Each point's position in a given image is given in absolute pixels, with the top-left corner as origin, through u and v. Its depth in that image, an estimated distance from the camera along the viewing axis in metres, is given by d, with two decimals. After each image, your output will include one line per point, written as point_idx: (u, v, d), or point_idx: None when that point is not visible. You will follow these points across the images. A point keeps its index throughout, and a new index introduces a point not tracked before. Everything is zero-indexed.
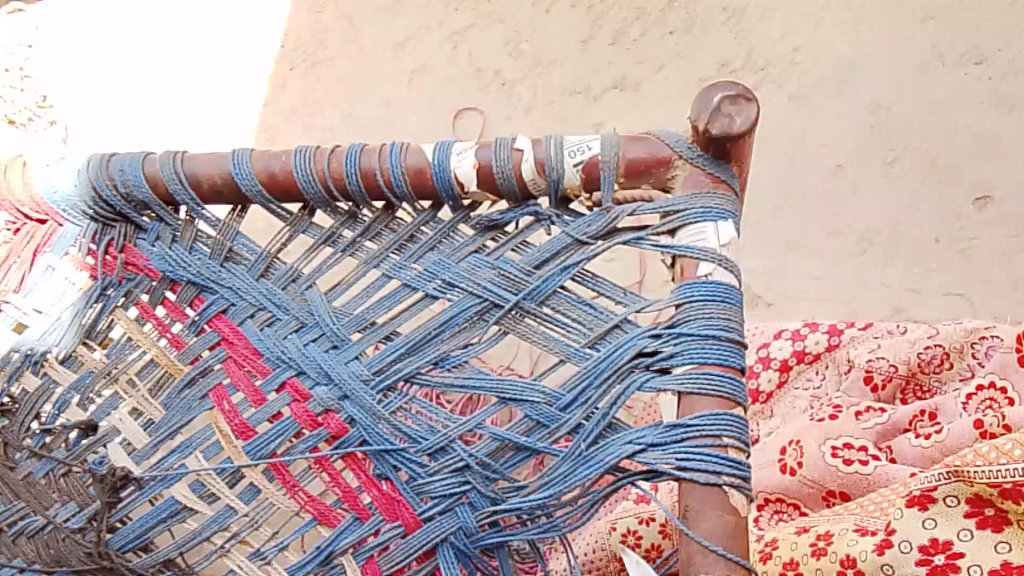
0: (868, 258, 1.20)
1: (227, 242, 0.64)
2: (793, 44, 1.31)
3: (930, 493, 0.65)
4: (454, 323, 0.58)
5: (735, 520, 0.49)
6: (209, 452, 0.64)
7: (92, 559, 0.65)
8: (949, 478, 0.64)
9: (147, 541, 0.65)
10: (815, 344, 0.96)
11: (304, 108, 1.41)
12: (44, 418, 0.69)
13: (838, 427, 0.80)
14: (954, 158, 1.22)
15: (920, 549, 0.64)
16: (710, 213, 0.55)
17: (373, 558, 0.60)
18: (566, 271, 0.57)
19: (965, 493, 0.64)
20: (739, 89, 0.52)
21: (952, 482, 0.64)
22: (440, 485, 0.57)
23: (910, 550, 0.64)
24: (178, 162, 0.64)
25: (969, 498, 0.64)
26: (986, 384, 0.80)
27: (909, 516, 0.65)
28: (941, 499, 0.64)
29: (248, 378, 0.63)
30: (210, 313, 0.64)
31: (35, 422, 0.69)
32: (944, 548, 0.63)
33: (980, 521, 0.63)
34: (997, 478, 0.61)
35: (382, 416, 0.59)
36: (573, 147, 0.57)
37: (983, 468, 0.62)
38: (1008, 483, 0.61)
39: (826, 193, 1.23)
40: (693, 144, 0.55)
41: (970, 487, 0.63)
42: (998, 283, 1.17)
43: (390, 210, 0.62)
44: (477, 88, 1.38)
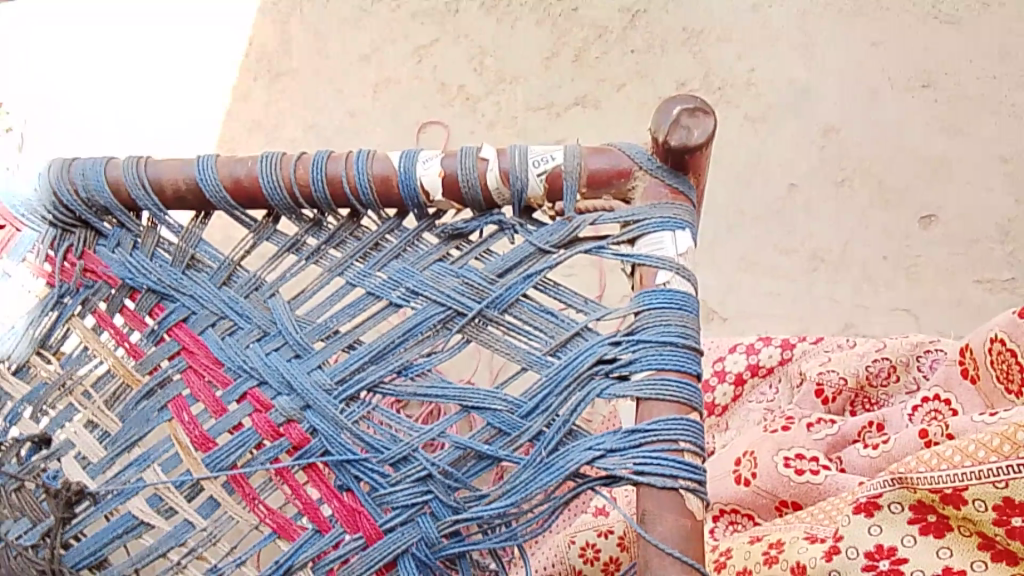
0: (820, 275, 1.24)
1: (189, 250, 0.64)
2: (749, 66, 1.34)
3: (875, 500, 0.66)
4: (417, 331, 0.59)
5: (692, 523, 0.51)
6: (168, 465, 0.63)
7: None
8: (892, 485, 0.65)
9: (102, 558, 0.64)
10: (768, 357, 0.98)
11: (267, 120, 1.41)
12: None
13: (792, 438, 0.83)
14: (901, 179, 1.27)
15: (866, 555, 0.64)
16: (668, 223, 0.56)
17: (333, 571, 0.59)
18: (528, 279, 0.58)
19: (909, 500, 0.64)
20: (697, 102, 0.54)
21: (895, 489, 0.65)
22: (403, 495, 0.57)
23: (856, 556, 0.65)
24: (142, 166, 0.63)
25: (911, 505, 0.64)
26: (931, 396, 0.83)
27: (855, 523, 0.66)
28: (886, 506, 0.65)
29: (208, 388, 0.63)
30: (170, 321, 0.64)
31: None
32: (888, 554, 0.63)
33: (923, 527, 0.63)
34: (938, 483, 0.62)
35: (344, 425, 0.59)
36: (537, 158, 0.58)
37: (925, 474, 0.63)
38: (949, 489, 0.61)
39: (780, 211, 1.27)
40: (653, 155, 0.57)
41: (913, 494, 0.64)
42: (944, 300, 1.21)
43: (355, 217, 0.62)
44: (441, 102, 1.39)
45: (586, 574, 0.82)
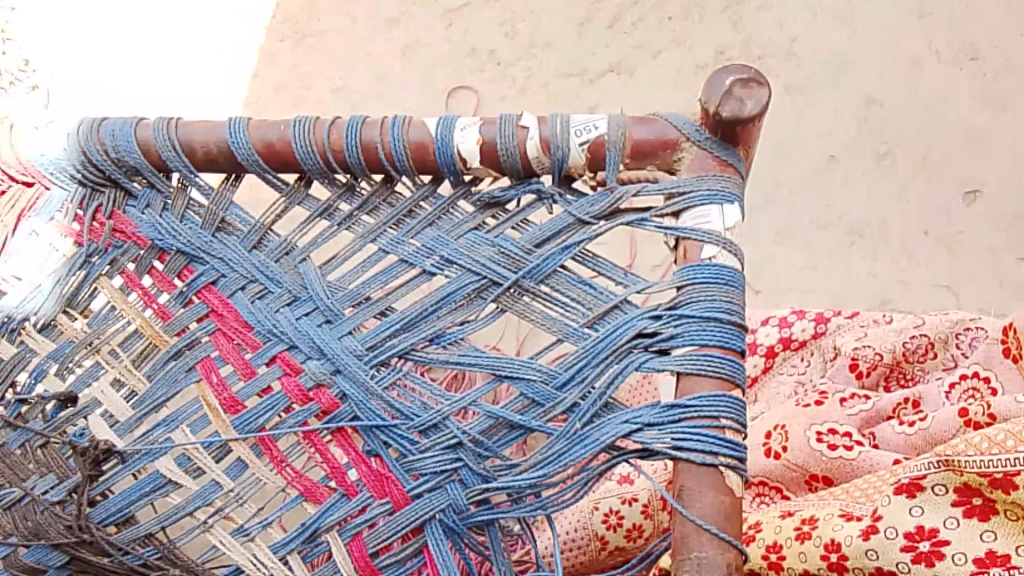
0: (857, 250, 1.21)
1: (220, 212, 0.63)
2: (790, 34, 1.31)
3: (919, 481, 0.62)
4: (451, 300, 0.58)
5: (730, 501, 0.50)
6: (197, 426, 0.63)
7: (72, 532, 0.63)
8: (938, 467, 0.62)
9: (130, 515, 0.63)
10: (801, 331, 0.97)
11: (295, 82, 1.40)
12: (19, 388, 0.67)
13: (824, 413, 0.81)
14: (944, 154, 1.23)
15: (905, 536, 0.61)
16: (715, 196, 0.54)
17: (360, 535, 0.58)
18: (566, 250, 0.56)
19: (954, 482, 0.61)
20: (751, 73, 0.52)
21: (941, 471, 0.61)
22: (431, 462, 0.57)
23: (895, 537, 0.61)
24: (172, 127, 0.63)
25: (956, 487, 0.61)
26: (970, 373, 0.81)
27: (896, 503, 0.62)
28: (929, 487, 0.62)
29: (238, 351, 0.62)
30: (200, 284, 0.63)
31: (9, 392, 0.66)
32: (929, 535, 0.60)
33: (967, 510, 0.61)
34: (987, 468, 0.59)
35: (375, 391, 0.58)
36: (579, 127, 0.56)
37: (973, 458, 0.60)
38: (999, 473, 0.59)
39: (816, 184, 1.24)
40: (700, 126, 0.54)
41: (959, 477, 0.61)
42: (985, 279, 1.18)
43: (390, 183, 0.61)
44: (471, 67, 1.37)
45: (609, 540, 0.82)
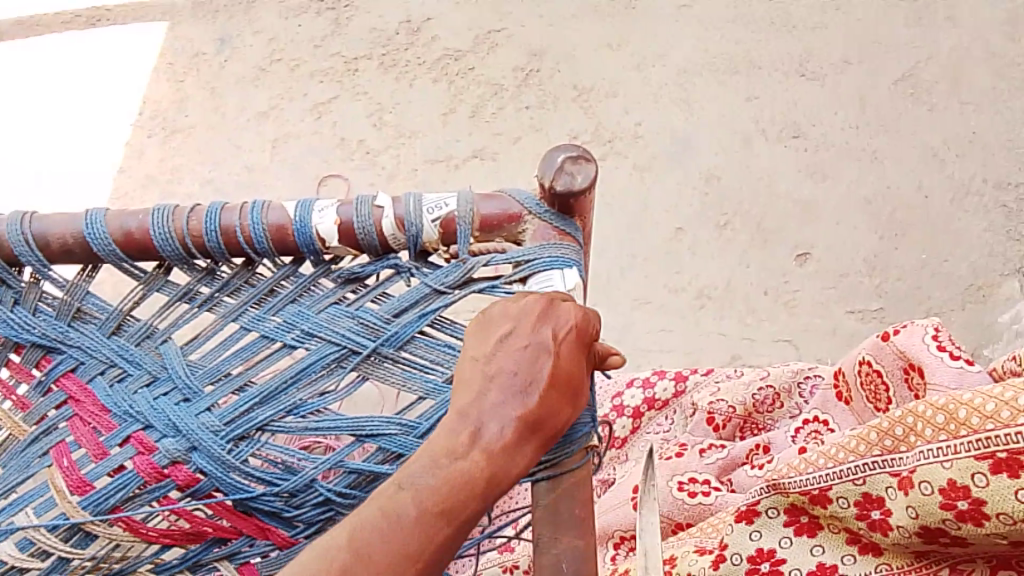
0: (707, 311, 1.30)
1: (76, 302, 0.64)
2: (635, 119, 1.42)
3: (754, 507, 0.70)
4: (311, 370, 0.60)
5: (585, 545, 0.51)
6: (40, 508, 0.61)
7: None
8: (769, 491, 0.69)
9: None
10: (663, 391, 1.02)
11: (162, 176, 1.40)
12: None
13: (684, 464, 0.87)
14: (777, 221, 1.35)
15: (749, 560, 0.69)
16: (557, 261, 0.59)
17: (250, 561, 0.61)
18: (423, 317, 0.60)
19: (783, 503, 0.69)
20: (580, 150, 0.58)
21: (771, 495, 0.69)
22: (307, 515, 0.59)
23: (740, 561, 0.69)
24: (27, 222, 0.62)
25: (785, 508, 0.69)
26: (812, 418, 0.88)
27: (737, 531, 0.70)
28: (764, 511, 0.70)
29: (92, 434, 0.61)
30: (57, 372, 0.63)
31: None
32: (767, 556, 0.68)
33: (796, 528, 0.69)
34: (806, 486, 0.67)
35: (232, 464, 0.59)
36: (431, 205, 0.61)
37: (796, 479, 0.67)
38: (815, 490, 0.66)
39: (667, 252, 1.34)
40: (540, 200, 0.60)
41: (786, 498, 0.68)
42: (820, 330, 1.28)
43: (251, 265, 0.63)
44: (340, 156, 1.41)
45: None
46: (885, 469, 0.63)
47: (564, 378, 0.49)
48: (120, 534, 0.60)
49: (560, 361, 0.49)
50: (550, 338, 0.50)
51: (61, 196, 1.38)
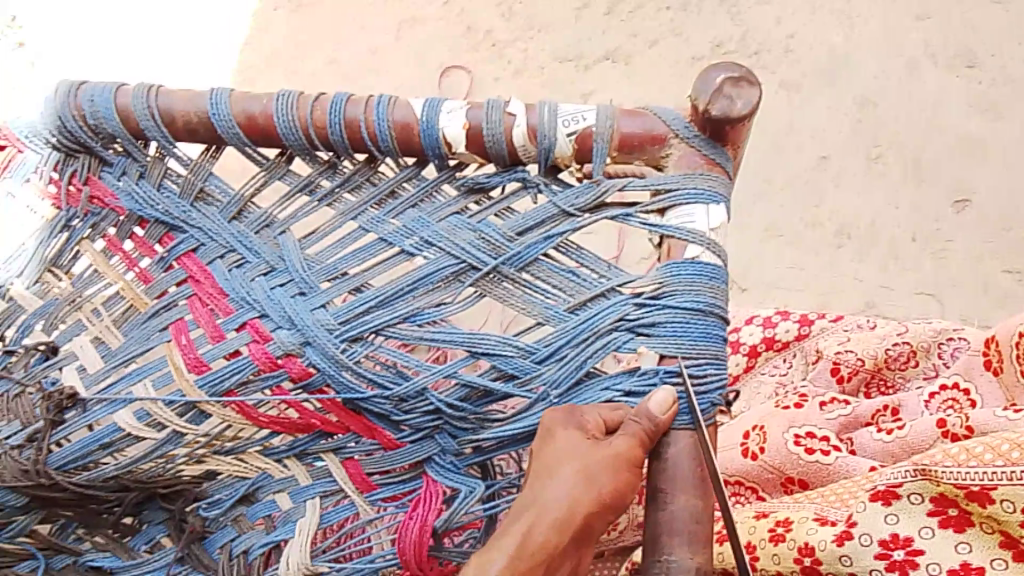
0: (845, 252, 1.21)
1: (199, 183, 0.62)
2: (788, 30, 1.29)
3: (895, 488, 0.60)
4: (429, 281, 0.57)
5: (703, 505, 0.48)
6: (159, 382, 0.63)
7: (28, 476, 0.64)
8: (915, 475, 0.59)
9: (86, 462, 0.65)
10: (785, 332, 0.96)
11: (287, 52, 1.37)
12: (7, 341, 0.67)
13: (804, 416, 0.81)
14: (936, 156, 1.23)
15: (880, 544, 0.59)
16: (702, 195, 0.53)
17: (354, 458, 0.63)
18: (549, 240, 0.55)
19: (930, 492, 0.59)
20: (742, 71, 0.50)
21: (917, 479, 0.59)
22: (417, 420, 0.59)
23: (869, 543, 0.59)
24: (154, 95, 0.60)
25: (933, 496, 0.59)
26: (950, 384, 0.81)
27: (871, 510, 0.60)
28: (905, 496, 0.59)
29: (210, 316, 0.62)
30: (179, 250, 0.62)
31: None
32: (903, 544, 0.58)
33: (941, 521, 0.58)
34: (964, 481, 0.56)
35: (345, 364, 0.58)
36: (567, 117, 0.55)
37: (952, 469, 0.57)
38: (975, 487, 0.56)
39: (809, 181, 1.24)
40: (689, 123, 0.53)
41: (935, 486, 0.58)
42: (971, 287, 1.18)
43: (372, 162, 0.59)
44: (467, 47, 1.35)
45: None
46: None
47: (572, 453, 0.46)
48: (232, 416, 0.61)
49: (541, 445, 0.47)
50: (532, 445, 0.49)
51: (185, 67, 1.35)
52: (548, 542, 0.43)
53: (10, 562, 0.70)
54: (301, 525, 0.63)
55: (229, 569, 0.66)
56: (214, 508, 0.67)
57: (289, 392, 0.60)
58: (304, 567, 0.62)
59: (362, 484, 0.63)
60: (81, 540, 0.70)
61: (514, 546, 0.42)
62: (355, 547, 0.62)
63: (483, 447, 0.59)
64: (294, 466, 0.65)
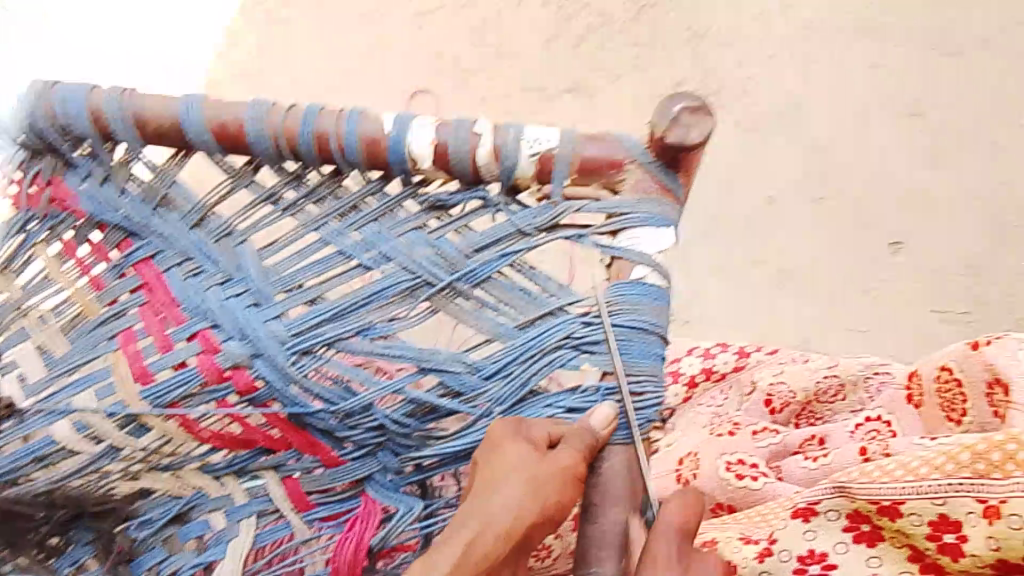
0: (784, 292, 1.28)
1: (162, 189, 0.63)
2: (747, 72, 1.35)
3: (814, 506, 0.62)
4: (383, 296, 0.59)
5: (632, 518, 0.51)
6: (102, 392, 0.62)
7: None
8: (832, 493, 0.60)
9: (16, 476, 0.63)
10: (722, 364, 1.01)
11: (258, 66, 1.40)
12: None
13: (736, 444, 0.85)
14: (875, 207, 1.29)
15: (798, 559, 0.61)
16: (652, 219, 0.57)
17: (293, 476, 0.64)
18: (504, 257, 0.58)
19: (845, 508, 0.60)
20: (700, 102, 0.54)
21: (833, 496, 0.60)
22: (360, 436, 0.61)
23: (788, 559, 0.61)
24: (125, 99, 0.62)
25: (848, 513, 0.60)
26: (874, 416, 0.85)
27: (793, 526, 0.62)
28: (823, 513, 0.61)
29: (160, 325, 0.62)
30: (136, 257, 0.63)
31: None
32: (819, 559, 0.60)
33: (855, 535, 0.60)
34: (876, 495, 0.57)
35: (293, 377, 0.59)
36: (531, 139, 0.59)
37: (866, 484, 0.58)
38: (886, 501, 0.57)
39: (754, 221, 1.30)
40: (647, 149, 0.57)
41: (850, 503, 0.59)
42: (900, 329, 1.26)
43: (338, 175, 0.62)
44: (437, 70, 1.39)
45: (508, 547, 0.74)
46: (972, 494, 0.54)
47: (522, 461, 0.46)
48: (173, 430, 0.62)
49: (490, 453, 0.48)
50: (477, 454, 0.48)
51: (159, 74, 1.37)
52: (492, 554, 0.41)
53: None
54: (236, 542, 0.63)
55: None
56: (144, 528, 0.65)
57: (233, 406, 0.61)
58: None
59: (299, 503, 0.63)
60: None
61: (466, 547, 0.41)
62: (289, 566, 0.63)
63: (423, 467, 0.61)
64: (231, 484, 0.65)
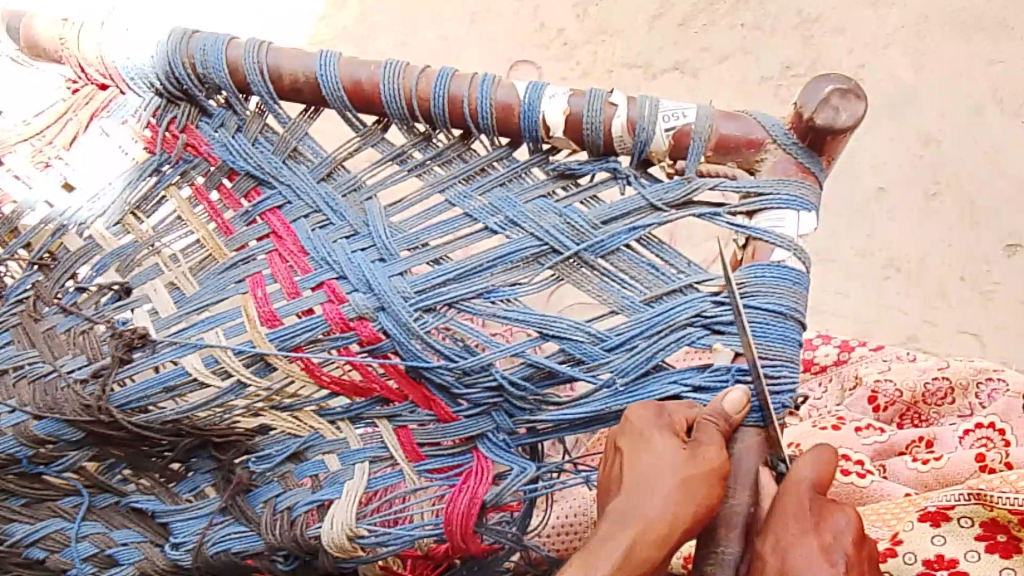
0: (891, 283, 1.23)
1: (293, 141, 0.63)
2: (858, 60, 1.30)
3: (945, 510, 0.63)
4: (508, 260, 0.58)
5: (764, 500, 0.50)
6: (231, 331, 0.63)
7: (89, 412, 0.65)
8: (968, 499, 0.62)
9: (146, 404, 0.65)
10: (823, 356, 0.98)
11: (360, 29, 1.40)
12: (79, 279, 0.69)
13: (842, 438, 0.84)
14: (993, 203, 1.24)
15: (924, 563, 0.61)
16: (794, 201, 0.55)
17: (406, 427, 0.64)
18: (633, 231, 0.57)
19: (981, 516, 0.62)
20: (851, 84, 0.51)
21: (969, 503, 0.62)
22: (476, 395, 0.60)
23: (914, 562, 0.61)
24: (263, 52, 0.62)
25: (982, 521, 0.62)
26: (986, 423, 0.81)
27: (919, 530, 0.62)
28: (955, 518, 0.62)
29: (288, 272, 0.63)
30: (265, 206, 0.64)
31: (70, 281, 0.69)
32: (949, 565, 0.60)
33: (990, 545, 0.60)
34: (1019, 505, 0.59)
35: (416, 333, 0.59)
36: (667, 112, 0.57)
37: (1007, 494, 0.60)
38: None
39: (859, 212, 1.26)
40: (789, 131, 0.54)
41: (988, 511, 0.61)
42: (1013, 331, 1.20)
43: (467, 139, 0.61)
44: (538, 44, 1.37)
45: None
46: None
47: (662, 463, 0.46)
48: (297, 373, 0.63)
49: (626, 445, 0.48)
50: (612, 439, 0.49)
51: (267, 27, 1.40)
52: (647, 558, 0.45)
53: (55, 496, 0.72)
54: (350, 486, 0.64)
55: (273, 525, 0.66)
56: (262, 462, 0.67)
57: (356, 355, 0.62)
58: (347, 529, 0.63)
59: (411, 454, 0.64)
60: (126, 482, 0.71)
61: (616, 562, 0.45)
62: (394, 514, 0.63)
63: (537, 430, 0.61)
64: (347, 429, 0.65)
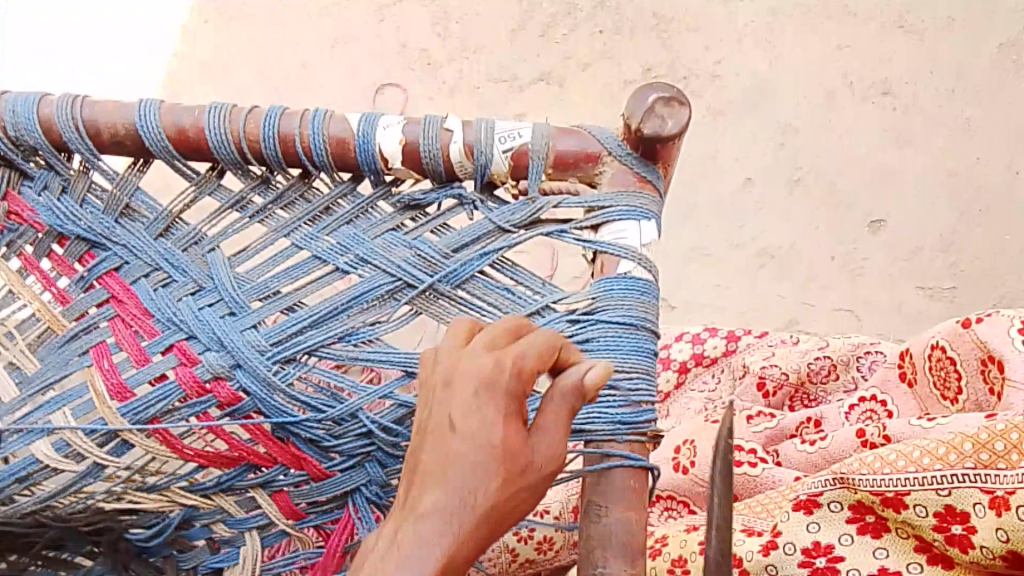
0: (766, 272, 1.26)
1: (125, 197, 0.60)
2: (715, 56, 1.34)
3: (816, 497, 0.67)
4: (363, 299, 0.56)
5: (636, 517, 0.49)
6: (78, 410, 0.60)
7: None
8: (835, 484, 0.66)
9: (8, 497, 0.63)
10: (712, 348, 0.99)
11: (215, 64, 1.43)
12: None
13: (731, 431, 0.84)
14: (852, 184, 1.28)
15: (802, 552, 0.65)
16: (633, 212, 0.54)
17: (283, 491, 0.61)
18: (485, 256, 0.56)
19: (848, 500, 0.65)
20: (673, 91, 0.52)
21: (836, 488, 0.66)
22: (347, 446, 0.58)
23: (793, 552, 0.66)
24: (77, 107, 0.59)
25: (850, 504, 0.65)
26: (868, 396, 0.84)
27: (795, 519, 0.67)
28: (826, 504, 0.66)
29: (134, 338, 0.60)
30: (102, 269, 0.60)
31: None
32: (825, 551, 0.65)
33: (860, 527, 0.65)
34: (880, 486, 0.63)
35: (277, 386, 0.57)
36: (504, 134, 0.56)
37: (868, 476, 0.64)
38: (890, 493, 0.63)
39: (732, 203, 1.29)
40: (622, 142, 0.54)
41: (853, 494, 0.65)
42: (885, 305, 1.23)
43: (306, 178, 0.59)
44: (399, 65, 1.39)
45: (519, 553, 0.86)
46: (976, 484, 0.60)
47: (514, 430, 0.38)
48: (156, 447, 0.59)
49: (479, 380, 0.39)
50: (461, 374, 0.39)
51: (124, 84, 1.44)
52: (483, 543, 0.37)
53: None
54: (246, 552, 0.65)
55: None
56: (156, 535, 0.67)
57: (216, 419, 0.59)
58: None
59: (291, 513, 0.62)
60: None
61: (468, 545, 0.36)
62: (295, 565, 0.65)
63: None
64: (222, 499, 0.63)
